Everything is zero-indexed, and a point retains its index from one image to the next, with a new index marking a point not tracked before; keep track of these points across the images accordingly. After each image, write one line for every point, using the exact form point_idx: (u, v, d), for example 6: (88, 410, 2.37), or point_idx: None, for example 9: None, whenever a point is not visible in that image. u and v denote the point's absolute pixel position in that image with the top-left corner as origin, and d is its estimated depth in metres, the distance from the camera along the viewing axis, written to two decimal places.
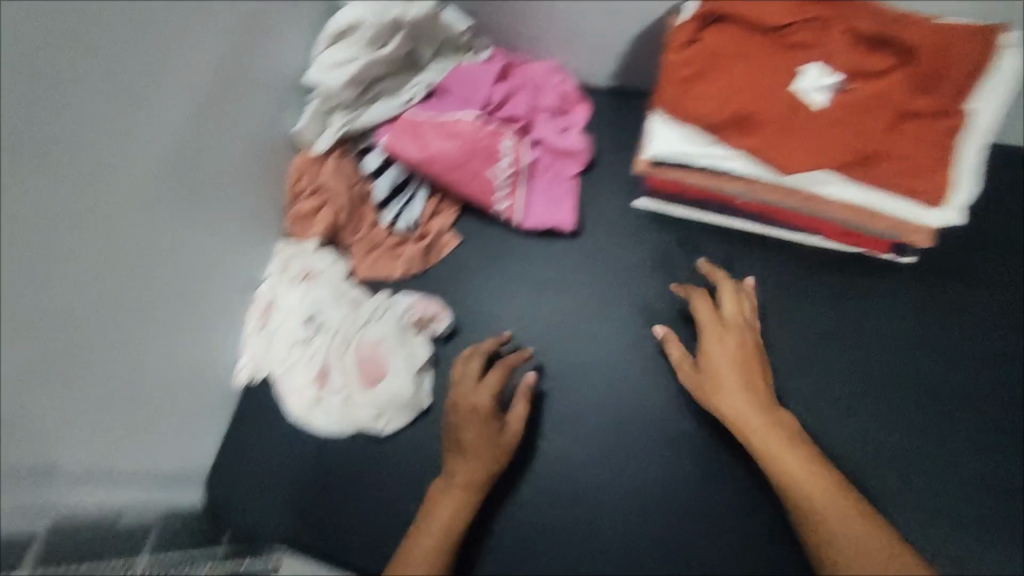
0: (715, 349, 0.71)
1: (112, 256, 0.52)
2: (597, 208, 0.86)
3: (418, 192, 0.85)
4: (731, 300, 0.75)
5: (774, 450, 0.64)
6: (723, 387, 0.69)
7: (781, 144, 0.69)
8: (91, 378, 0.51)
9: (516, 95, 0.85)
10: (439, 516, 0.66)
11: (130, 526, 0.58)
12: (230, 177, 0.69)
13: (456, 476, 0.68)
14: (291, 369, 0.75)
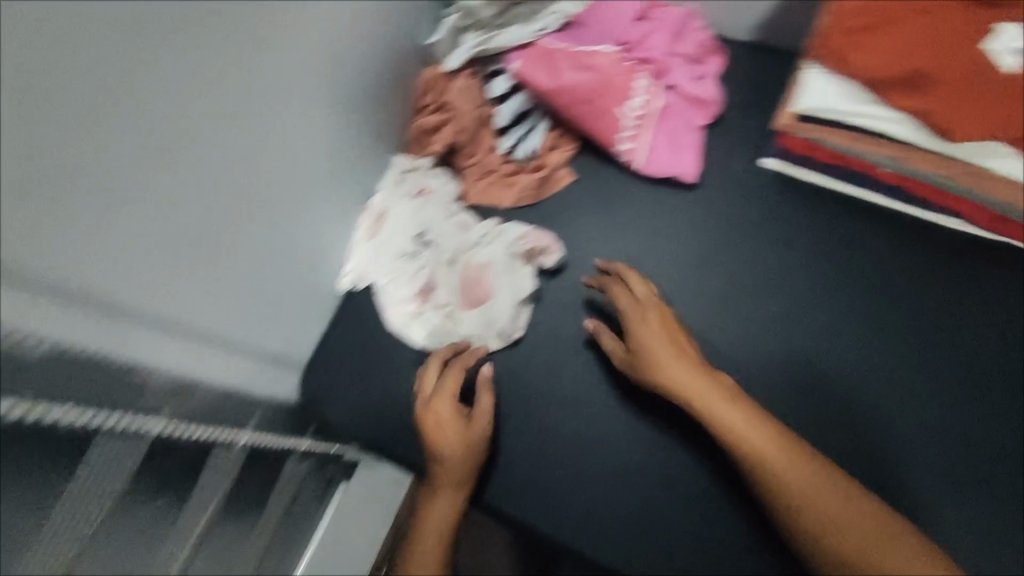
0: (636, 329, 0.69)
1: (252, 152, 0.58)
2: (718, 164, 0.81)
3: (539, 123, 0.84)
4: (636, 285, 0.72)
5: (758, 450, 0.61)
6: (677, 379, 0.65)
7: (957, 113, 0.62)
8: (220, 261, 0.58)
9: (656, 31, 0.80)
10: (439, 513, 0.72)
11: (238, 395, 0.67)
12: (359, 86, 0.73)
13: (441, 479, 0.71)
14: (399, 280, 0.80)
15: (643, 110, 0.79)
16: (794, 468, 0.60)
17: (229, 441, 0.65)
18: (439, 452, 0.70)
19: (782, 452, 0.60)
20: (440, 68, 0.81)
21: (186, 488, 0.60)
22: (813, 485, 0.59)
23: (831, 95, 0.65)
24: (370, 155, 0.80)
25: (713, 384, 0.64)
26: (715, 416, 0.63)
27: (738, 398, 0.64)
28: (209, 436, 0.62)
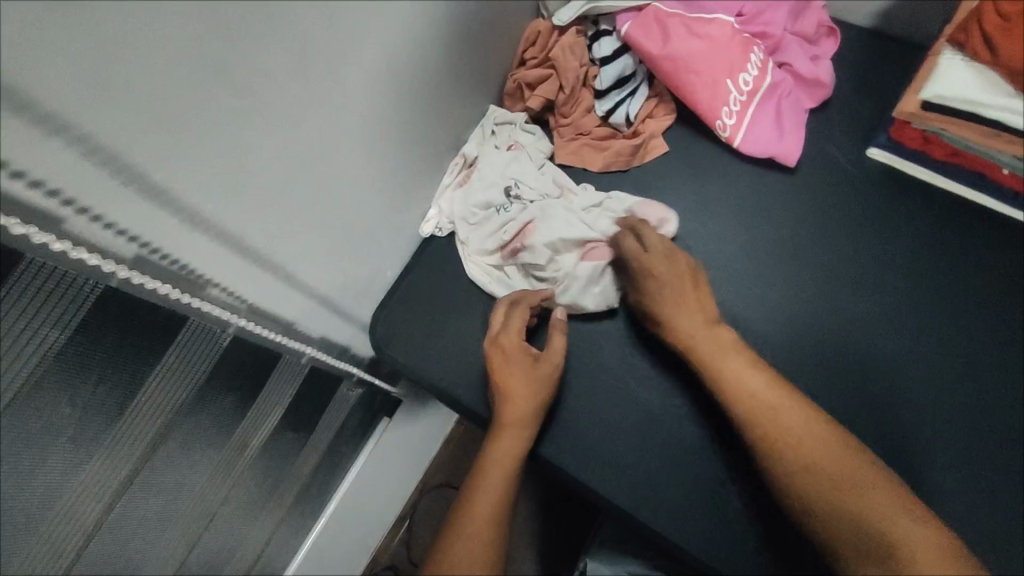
0: (658, 279, 0.68)
1: (371, 75, 0.59)
2: (821, 149, 0.79)
3: (640, 88, 0.82)
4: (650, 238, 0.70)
5: (745, 398, 0.62)
6: (670, 323, 0.67)
7: None
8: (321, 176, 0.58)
9: (776, 5, 0.77)
10: (499, 463, 0.67)
11: (313, 319, 0.66)
12: (473, 27, 0.72)
13: (505, 420, 0.69)
14: (486, 231, 0.79)
15: (753, 86, 0.76)
16: (785, 416, 0.60)
17: (304, 356, 0.65)
18: (506, 387, 0.70)
19: (777, 401, 0.61)
20: (550, 23, 0.81)
21: (252, 393, 0.59)
22: (803, 434, 0.59)
23: (965, 83, 0.61)
24: (469, 102, 0.80)
25: (708, 333, 0.65)
26: (703, 362, 0.65)
27: (740, 350, 0.65)
28: (289, 345, 0.62)
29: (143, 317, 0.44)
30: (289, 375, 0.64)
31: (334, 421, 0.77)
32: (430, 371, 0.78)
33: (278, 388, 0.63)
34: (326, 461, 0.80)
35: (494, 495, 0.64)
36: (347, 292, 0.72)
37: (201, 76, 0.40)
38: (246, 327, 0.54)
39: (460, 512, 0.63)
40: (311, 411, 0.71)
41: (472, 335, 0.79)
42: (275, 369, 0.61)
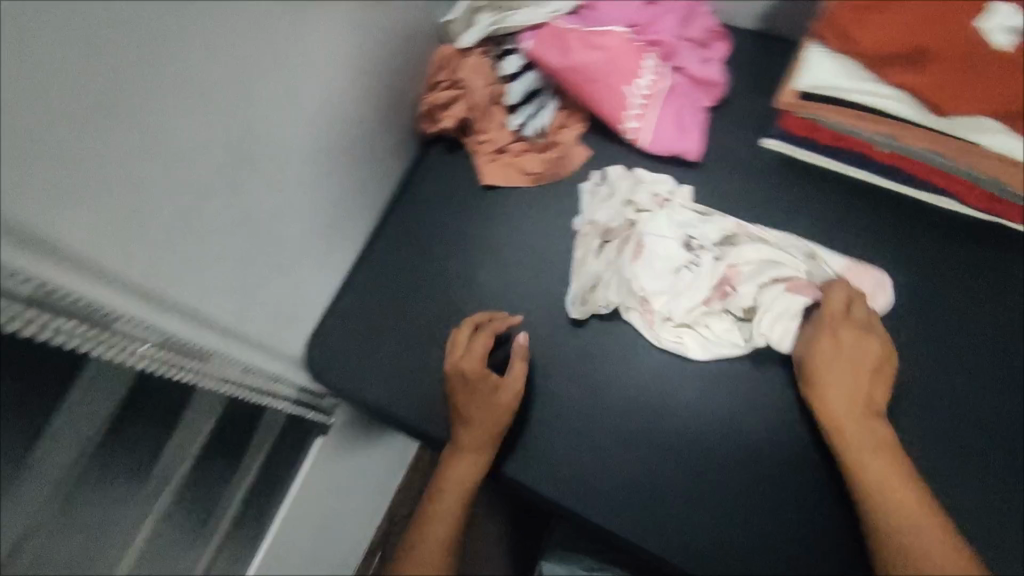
0: (828, 348, 0.67)
1: (267, 109, 0.61)
2: (722, 144, 0.83)
3: (548, 101, 0.86)
4: (832, 301, 0.69)
5: (870, 455, 0.62)
6: (829, 390, 0.65)
7: (948, 88, 0.66)
8: (229, 207, 0.59)
9: (664, 15, 0.83)
10: (451, 481, 0.72)
11: (244, 351, 0.66)
12: (371, 56, 0.76)
13: (463, 442, 0.72)
14: (689, 292, 0.75)
15: (651, 90, 0.80)
16: (897, 476, 0.61)
17: (228, 386, 0.65)
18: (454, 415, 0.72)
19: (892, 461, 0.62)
20: (456, 47, 0.84)
21: (166, 422, 0.60)
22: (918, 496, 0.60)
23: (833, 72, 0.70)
24: (380, 123, 0.84)
25: (854, 399, 0.65)
26: (845, 427, 0.64)
27: (871, 411, 0.65)
28: (210, 377, 0.62)
29: (42, 359, 0.45)
30: (206, 405, 0.64)
31: (261, 443, 0.77)
32: (364, 390, 0.79)
33: (190, 418, 0.63)
34: (261, 487, 0.80)
35: (449, 523, 0.73)
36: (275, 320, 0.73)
37: (86, 109, 0.41)
38: (147, 366, 0.54)
39: (419, 529, 0.73)
40: (232, 435, 0.71)
41: (404, 351, 0.80)
42: (191, 399, 0.62)
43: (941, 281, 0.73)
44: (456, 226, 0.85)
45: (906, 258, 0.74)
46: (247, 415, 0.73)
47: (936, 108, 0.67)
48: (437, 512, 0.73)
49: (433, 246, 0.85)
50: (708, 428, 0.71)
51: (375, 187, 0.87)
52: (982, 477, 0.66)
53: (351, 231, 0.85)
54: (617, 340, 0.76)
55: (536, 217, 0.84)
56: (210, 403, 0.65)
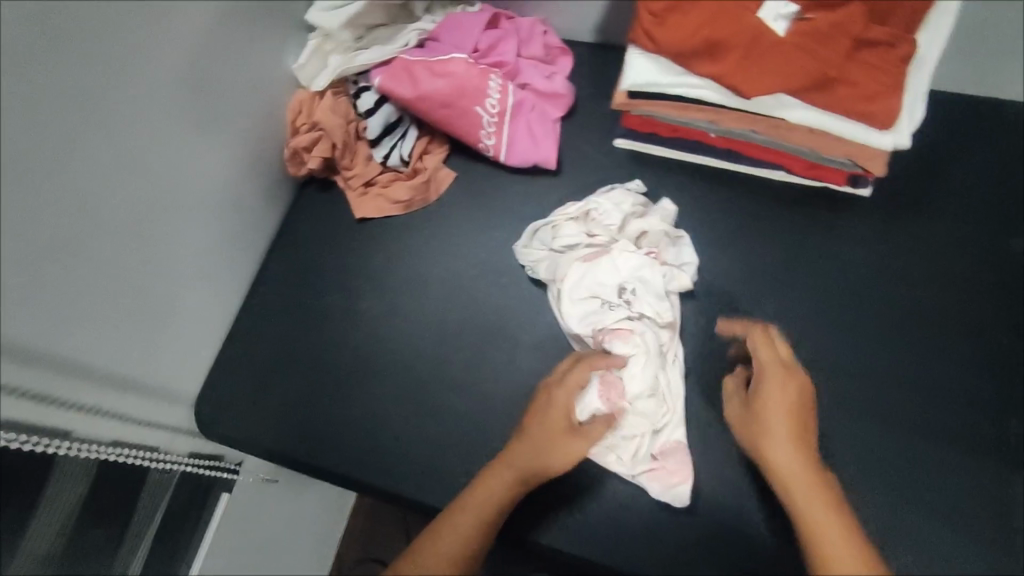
0: (771, 392, 0.65)
1: (105, 181, 0.61)
2: (578, 151, 0.88)
3: (409, 131, 0.89)
4: (763, 356, 0.68)
5: (801, 510, 0.58)
6: (769, 454, 0.62)
7: (746, 72, 0.68)
8: (75, 280, 0.59)
9: (503, 38, 0.88)
10: (482, 492, 0.64)
11: (99, 426, 0.65)
12: (226, 114, 0.77)
13: (511, 452, 0.66)
14: (597, 313, 0.77)
15: (500, 108, 0.85)
16: (832, 535, 0.55)
17: (90, 460, 0.64)
18: (513, 447, 0.67)
19: (830, 517, 0.56)
20: (309, 90, 0.88)
21: (29, 502, 0.58)
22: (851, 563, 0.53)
23: (646, 72, 0.72)
24: (251, 169, 0.84)
25: (798, 456, 0.61)
26: (784, 480, 0.60)
27: (819, 470, 0.60)
28: (70, 450, 0.61)
29: None
30: (77, 473, 0.63)
31: (155, 509, 0.75)
32: (262, 435, 0.80)
33: (63, 489, 0.62)
34: (164, 554, 0.77)
35: (470, 532, 0.61)
36: (150, 380, 0.73)
37: None
38: (15, 443, 0.54)
39: (433, 534, 0.61)
40: (119, 503, 0.70)
41: (300, 390, 0.82)
42: (51, 477, 0.60)
43: (785, 250, 0.80)
44: (337, 262, 0.87)
45: (753, 232, 0.81)
46: (132, 480, 0.71)
47: (740, 93, 0.69)
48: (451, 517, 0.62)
49: (318, 285, 0.86)
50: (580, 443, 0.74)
51: (256, 233, 0.87)
52: (839, 418, 0.71)
53: (233, 279, 0.84)
54: (497, 345, 0.81)
55: (414, 243, 0.87)
56: (83, 470, 0.64)
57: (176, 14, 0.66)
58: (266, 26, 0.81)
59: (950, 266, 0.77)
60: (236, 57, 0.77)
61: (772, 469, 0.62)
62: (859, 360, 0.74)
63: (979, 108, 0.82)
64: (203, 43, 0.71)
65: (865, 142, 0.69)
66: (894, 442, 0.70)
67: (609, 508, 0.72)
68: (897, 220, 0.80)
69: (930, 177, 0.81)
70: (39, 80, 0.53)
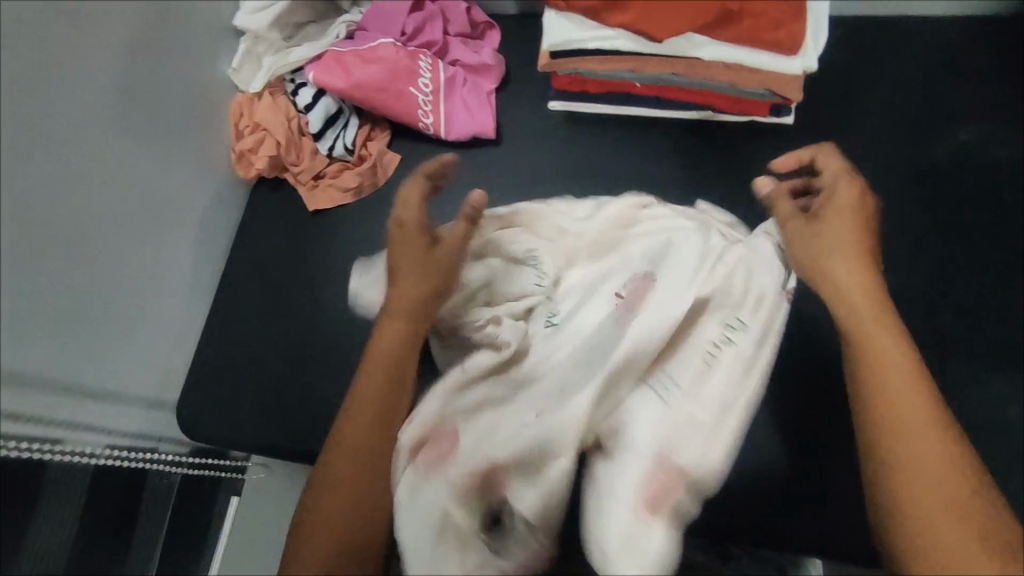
0: (846, 218, 0.62)
1: (55, 197, 0.63)
2: (515, 118, 0.91)
3: (350, 120, 0.91)
4: (844, 184, 0.64)
5: (858, 335, 0.58)
6: (839, 279, 0.60)
7: (653, 16, 0.72)
8: (41, 299, 0.61)
9: (428, 19, 0.91)
10: (379, 355, 0.61)
11: (89, 433, 0.68)
12: (167, 125, 0.79)
13: (394, 303, 0.63)
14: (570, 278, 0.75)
15: (433, 87, 0.88)
16: (906, 392, 0.54)
17: (85, 465, 0.67)
18: (398, 258, 0.65)
19: (907, 384, 0.55)
20: (248, 93, 0.90)
21: (32, 508, 0.60)
22: (919, 421, 0.53)
23: (563, 30, 0.75)
24: (199, 176, 0.86)
25: (866, 279, 0.60)
26: (856, 323, 0.58)
27: (884, 306, 0.59)
28: (64, 457, 0.64)
29: None
30: (73, 481, 0.65)
31: (162, 512, 0.78)
32: (243, 430, 0.83)
33: (62, 498, 0.64)
34: (171, 555, 0.80)
35: (371, 424, 0.59)
36: (129, 387, 0.75)
37: None
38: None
39: (336, 448, 0.58)
40: (122, 509, 0.72)
41: (275, 382, 0.84)
42: (47, 483, 0.62)
43: (725, 184, 0.83)
44: (296, 256, 0.90)
45: (691, 171, 0.85)
46: (129, 488, 0.73)
47: (651, 38, 0.73)
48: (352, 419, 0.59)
49: (283, 280, 0.89)
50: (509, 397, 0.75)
51: (212, 238, 0.89)
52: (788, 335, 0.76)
53: (195, 285, 0.86)
54: None
55: (368, 227, 0.89)
56: (79, 479, 0.66)
57: (98, 30, 0.68)
58: (193, 35, 0.83)
59: (881, 181, 0.81)
60: (168, 68, 0.79)
61: (851, 319, 0.59)
62: None
63: (878, 28, 0.88)
64: (131, 56, 0.73)
65: (775, 71, 0.74)
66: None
67: None
68: (826, 141, 0.83)
69: (850, 97, 0.85)
70: None
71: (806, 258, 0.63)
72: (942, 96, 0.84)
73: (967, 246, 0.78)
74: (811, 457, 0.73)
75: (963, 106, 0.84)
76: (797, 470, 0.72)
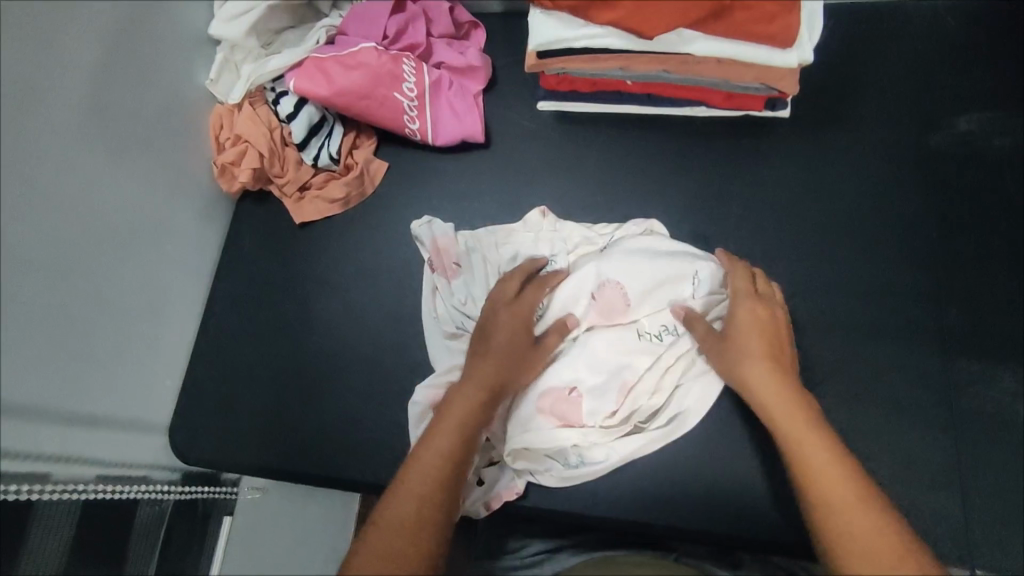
0: (742, 315, 0.68)
1: (31, 225, 0.61)
2: (504, 120, 0.89)
3: (334, 128, 0.89)
4: (737, 301, 0.69)
5: (786, 441, 0.60)
6: (750, 381, 0.65)
7: (641, 12, 0.69)
8: (22, 331, 0.59)
9: (410, 21, 0.88)
10: (455, 415, 0.64)
11: (76, 468, 0.65)
12: (145, 141, 0.77)
13: (477, 365, 0.68)
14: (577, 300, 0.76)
15: (418, 91, 0.85)
16: (835, 481, 0.56)
17: (71, 500, 0.65)
18: (494, 333, 0.70)
19: (837, 472, 0.57)
20: (227, 104, 0.87)
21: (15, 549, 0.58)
22: (847, 505, 0.54)
23: (549, 29, 0.73)
24: (181, 192, 0.83)
25: (773, 378, 0.64)
26: (779, 425, 0.61)
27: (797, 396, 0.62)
28: (48, 495, 0.62)
29: None
30: (59, 517, 0.64)
31: (153, 543, 0.76)
32: (238, 452, 0.81)
33: (47, 537, 0.63)
34: None
35: (435, 472, 0.60)
36: (118, 416, 0.73)
37: None
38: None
39: (401, 487, 0.59)
40: (110, 541, 0.70)
41: (269, 402, 0.82)
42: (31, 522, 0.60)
43: (721, 181, 0.81)
44: (285, 271, 0.87)
45: (686, 169, 0.83)
46: (119, 520, 0.71)
47: (641, 35, 0.70)
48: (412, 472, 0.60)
49: (272, 296, 0.87)
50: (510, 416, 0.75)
51: (198, 256, 0.87)
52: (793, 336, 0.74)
53: (182, 306, 0.84)
54: None
55: (358, 238, 0.87)
56: (66, 514, 0.65)
57: (68, 47, 0.65)
58: (168, 46, 0.80)
59: (880, 174, 0.79)
60: (143, 83, 0.76)
61: (762, 404, 0.63)
62: (806, 274, 0.76)
63: (872, 14, 0.86)
64: (103, 71, 0.70)
65: (769, 64, 0.72)
66: (842, 351, 0.72)
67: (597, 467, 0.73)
68: (822, 134, 0.81)
69: (845, 87, 0.83)
70: None
71: (726, 368, 0.68)
72: (941, 83, 0.82)
73: (970, 238, 0.76)
74: None
75: (962, 94, 0.82)
76: None
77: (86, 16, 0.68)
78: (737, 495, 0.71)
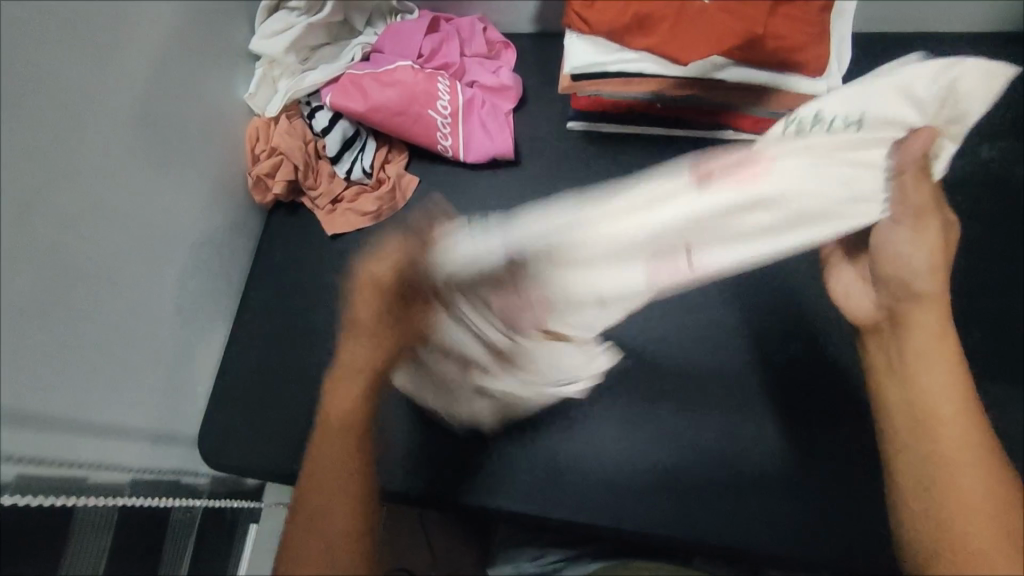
0: (921, 245, 0.60)
1: (89, 234, 0.63)
2: (535, 139, 0.91)
3: (368, 143, 0.91)
4: (919, 233, 0.60)
5: (912, 376, 0.60)
6: (911, 322, 0.61)
7: (675, 40, 0.73)
8: (76, 339, 0.61)
9: (445, 40, 0.90)
10: (330, 430, 0.60)
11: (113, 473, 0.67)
12: (189, 151, 0.79)
13: (345, 364, 0.61)
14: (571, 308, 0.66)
15: (451, 109, 0.87)
16: (953, 436, 0.57)
17: (111, 506, 0.66)
18: (345, 359, 0.61)
19: (963, 431, 0.57)
20: (264, 117, 0.90)
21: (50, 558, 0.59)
22: (961, 457, 0.56)
23: (586, 52, 0.77)
24: (218, 201, 0.85)
25: (937, 323, 0.60)
26: (907, 339, 0.61)
27: (948, 336, 0.61)
28: (87, 502, 0.63)
29: None
30: (99, 524, 0.65)
31: (183, 551, 0.78)
32: (266, 458, 0.82)
33: (84, 544, 0.63)
34: None
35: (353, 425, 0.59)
36: (154, 419, 0.75)
37: None
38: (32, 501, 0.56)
39: (307, 488, 0.58)
40: (147, 547, 0.72)
41: (299, 410, 0.83)
42: (72, 528, 0.62)
43: None
44: (315, 282, 0.89)
45: None
46: (154, 527, 0.73)
47: (676, 61, 0.74)
48: (312, 482, 0.58)
49: (304, 304, 0.88)
50: (571, 446, 0.77)
51: (231, 265, 0.89)
52: None
53: (216, 311, 0.86)
54: None
55: None
56: (102, 522, 0.65)
57: (128, 60, 0.68)
58: (214, 59, 0.83)
59: None
60: (190, 93, 0.79)
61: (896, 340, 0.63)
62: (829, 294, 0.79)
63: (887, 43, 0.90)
64: (155, 83, 0.72)
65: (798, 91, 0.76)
66: None
67: (630, 488, 0.74)
68: None
69: None
70: (26, 145, 0.56)
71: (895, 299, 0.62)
72: None
73: (986, 269, 0.81)
74: (838, 478, 0.73)
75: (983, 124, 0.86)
76: (823, 491, 0.73)
77: (144, 28, 0.70)
78: (759, 513, 0.73)
